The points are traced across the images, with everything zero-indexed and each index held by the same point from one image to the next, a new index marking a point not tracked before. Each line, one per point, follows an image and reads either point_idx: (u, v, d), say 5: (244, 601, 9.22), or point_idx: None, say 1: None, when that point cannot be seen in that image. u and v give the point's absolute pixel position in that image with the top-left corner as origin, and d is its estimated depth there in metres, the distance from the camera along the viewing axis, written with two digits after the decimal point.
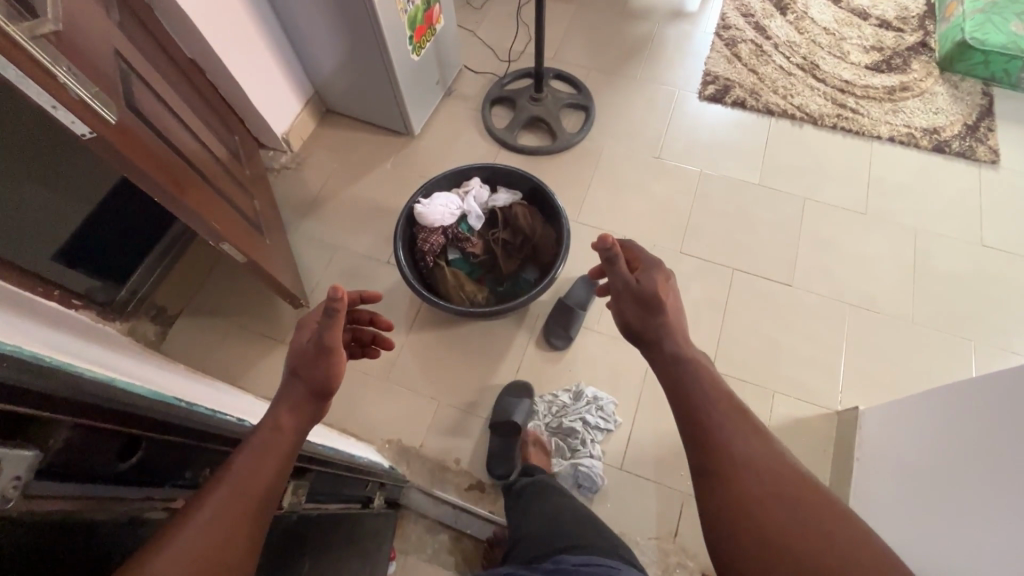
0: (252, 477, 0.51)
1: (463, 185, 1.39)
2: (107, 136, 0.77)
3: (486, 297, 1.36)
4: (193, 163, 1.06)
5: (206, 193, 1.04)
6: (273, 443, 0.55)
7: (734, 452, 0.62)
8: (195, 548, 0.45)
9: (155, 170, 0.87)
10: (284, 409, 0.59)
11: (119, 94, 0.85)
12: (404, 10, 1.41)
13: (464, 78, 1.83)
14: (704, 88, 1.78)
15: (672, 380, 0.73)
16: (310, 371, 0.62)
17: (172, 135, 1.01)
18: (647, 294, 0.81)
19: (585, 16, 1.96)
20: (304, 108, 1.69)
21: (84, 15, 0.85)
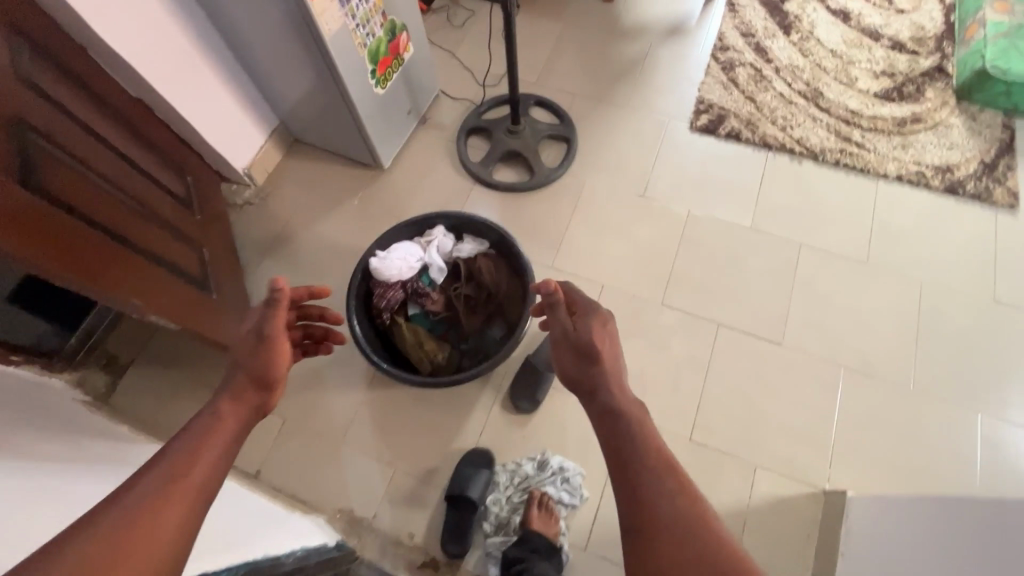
0: (200, 447, 0.65)
1: (425, 233, 1.30)
2: None
3: (448, 357, 1.26)
4: (115, 229, 0.97)
5: (126, 262, 0.96)
6: (214, 428, 0.68)
7: (660, 511, 0.61)
8: (148, 492, 0.58)
9: (51, 258, 0.81)
10: (227, 398, 0.72)
11: (6, 172, 0.76)
12: (364, 43, 1.30)
13: (440, 104, 1.72)
14: (696, 118, 1.65)
15: (607, 428, 0.72)
16: (255, 360, 0.76)
17: (80, 203, 0.91)
18: (581, 342, 0.81)
19: (573, 36, 1.84)
20: (268, 140, 1.60)
21: None
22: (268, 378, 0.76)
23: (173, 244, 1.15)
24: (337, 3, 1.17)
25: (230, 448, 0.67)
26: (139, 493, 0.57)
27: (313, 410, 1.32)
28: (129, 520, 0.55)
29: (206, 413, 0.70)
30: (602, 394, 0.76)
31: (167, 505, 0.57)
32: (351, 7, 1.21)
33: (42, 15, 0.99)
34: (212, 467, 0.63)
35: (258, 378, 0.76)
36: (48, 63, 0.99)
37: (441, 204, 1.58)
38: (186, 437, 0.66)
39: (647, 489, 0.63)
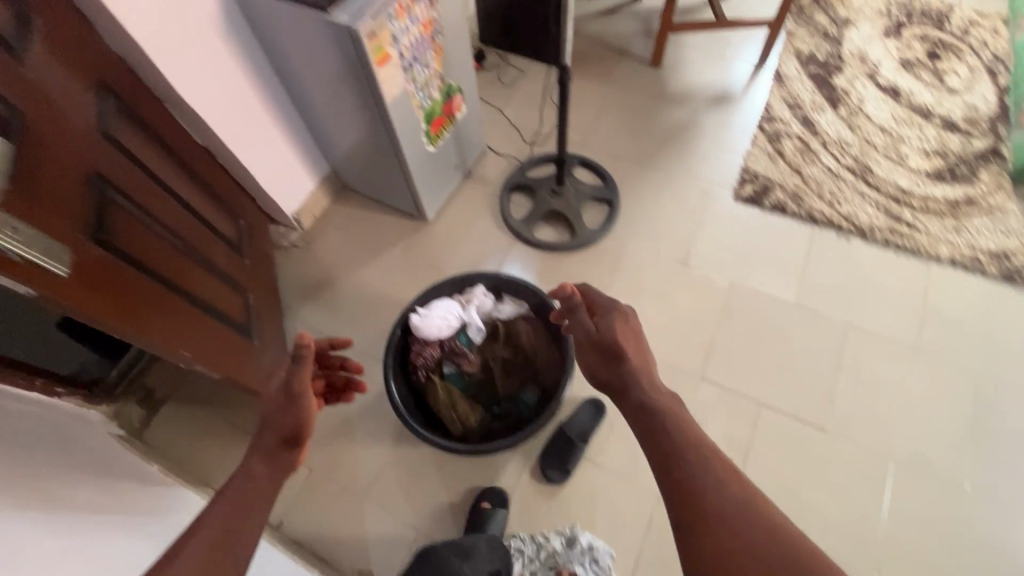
0: (232, 521, 0.64)
1: (466, 291, 1.30)
2: (59, 297, 0.73)
3: (480, 419, 1.24)
4: (170, 279, 1.00)
5: (178, 312, 0.99)
6: (248, 495, 0.66)
7: (705, 502, 0.61)
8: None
9: (112, 315, 0.82)
10: (258, 457, 0.69)
11: (82, 228, 0.79)
12: (421, 105, 1.33)
13: (486, 159, 1.76)
14: (741, 188, 1.64)
15: (643, 426, 0.71)
16: (286, 417, 0.72)
17: (143, 254, 0.94)
18: (605, 341, 0.84)
19: (619, 99, 1.87)
20: (318, 186, 1.65)
21: (53, 140, 0.79)
22: (296, 437, 0.72)
23: (222, 289, 1.18)
24: (401, 71, 1.20)
25: (262, 520, 0.66)
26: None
27: (340, 462, 1.31)
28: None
29: (238, 476, 0.67)
30: (632, 392, 0.75)
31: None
32: (413, 74, 1.25)
33: (127, 74, 1.06)
34: (243, 546, 0.63)
35: (290, 439, 0.71)
36: (127, 119, 1.04)
37: (480, 259, 1.59)
38: (218, 509, 0.64)
39: (690, 478, 0.64)
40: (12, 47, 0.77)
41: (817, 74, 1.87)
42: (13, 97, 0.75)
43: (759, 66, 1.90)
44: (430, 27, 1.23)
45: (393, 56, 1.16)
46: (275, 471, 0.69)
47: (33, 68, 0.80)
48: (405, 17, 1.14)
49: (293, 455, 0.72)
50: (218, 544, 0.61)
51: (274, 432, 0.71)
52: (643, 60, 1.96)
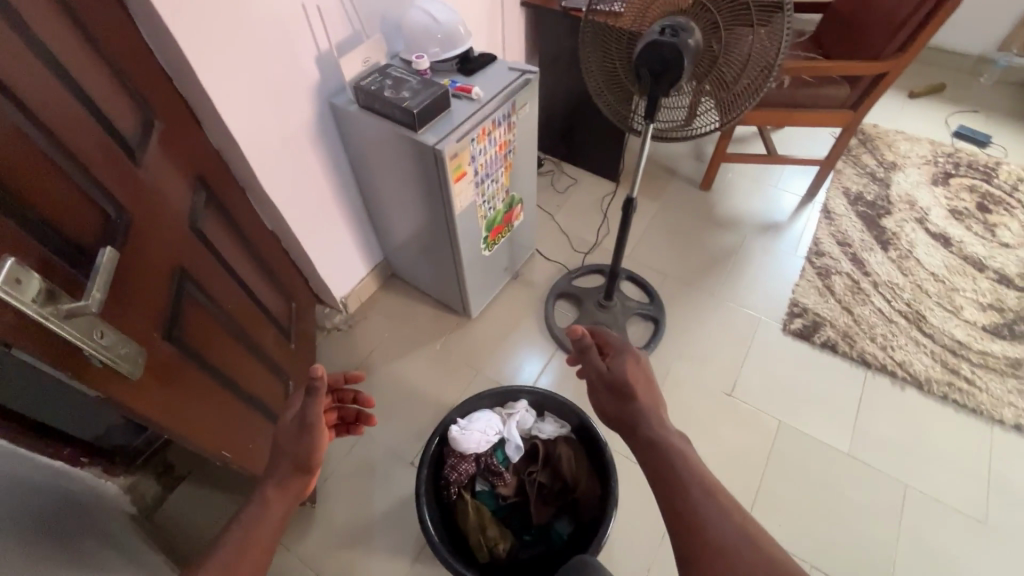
0: (239, 554, 0.66)
1: (507, 405, 1.27)
2: (122, 401, 0.70)
3: (509, 549, 1.15)
4: (225, 373, 0.98)
5: (228, 409, 0.97)
6: (258, 531, 0.69)
7: (711, 540, 0.61)
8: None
9: (167, 419, 0.78)
10: (271, 486, 0.73)
11: (158, 327, 0.79)
12: (484, 215, 1.37)
13: (534, 262, 1.79)
14: (790, 321, 1.62)
15: (650, 463, 0.72)
16: (295, 447, 0.74)
17: (206, 348, 0.93)
18: (617, 380, 0.85)
19: (669, 217, 1.92)
20: (369, 272, 1.68)
21: (147, 233, 0.82)
22: (308, 466, 0.75)
23: (266, 377, 1.16)
24: (473, 185, 1.25)
25: (263, 558, 0.68)
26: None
27: (352, 572, 1.22)
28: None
29: (253, 503, 0.71)
30: (642, 428, 0.77)
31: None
32: (483, 188, 1.30)
33: (219, 161, 1.13)
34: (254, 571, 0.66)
35: (301, 465, 0.74)
36: (210, 208, 1.08)
37: (521, 365, 1.56)
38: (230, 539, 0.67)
39: (695, 512, 0.63)
40: (133, 152, 0.84)
41: (866, 214, 1.90)
42: (126, 199, 0.78)
43: (808, 200, 1.94)
44: (505, 147, 1.30)
45: (469, 172, 1.21)
46: (285, 494, 0.73)
47: (145, 171, 0.85)
48: (485, 139, 1.21)
49: (303, 483, 0.76)
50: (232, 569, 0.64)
51: (288, 460, 0.74)
52: (694, 182, 2.02)
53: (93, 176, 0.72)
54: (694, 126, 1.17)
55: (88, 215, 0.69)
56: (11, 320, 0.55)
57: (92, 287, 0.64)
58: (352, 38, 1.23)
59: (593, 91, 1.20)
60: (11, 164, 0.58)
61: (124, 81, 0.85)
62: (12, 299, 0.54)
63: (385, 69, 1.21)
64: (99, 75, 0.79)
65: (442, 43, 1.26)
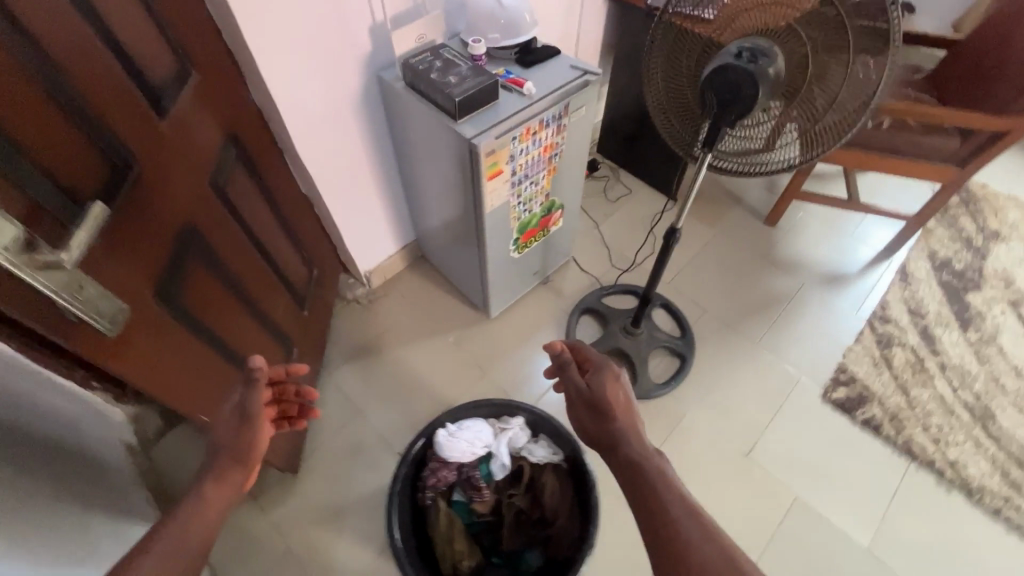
0: (178, 543, 0.64)
1: (503, 419, 1.21)
2: (94, 354, 0.70)
3: (473, 567, 1.11)
4: (219, 336, 0.98)
5: (216, 372, 0.97)
6: (199, 519, 0.67)
7: (690, 557, 0.61)
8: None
9: (141, 376, 0.78)
10: (210, 480, 0.70)
11: (150, 282, 0.78)
12: (518, 217, 1.30)
13: (568, 270, 1.70)
14: (832, 389, 1.46)
15: (630, 485, 0.71)
16: (234, 441, 0.73)
17: (203, 309, 0.92)
18: (596, 400, 0.82)
19: (723, 249, 1.77)
20: (398, 251, 1.65)
21: (157, 186, 0.80)
22: (247, 459, 0.73)
23: (268, 343, 1.16)
24: (508, 185, 1.18)
25: (204, 546, 0.66)
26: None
27: (318, 550, 1.22)
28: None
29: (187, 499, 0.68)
30: (622, 448, 0.75)
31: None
32: (520, 189, 1.22)
33: (256, 119, 1.11)
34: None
35: (240, 459, 0.73)
36: (239, 167, 1.06)
37: (531, 376, 1.50)
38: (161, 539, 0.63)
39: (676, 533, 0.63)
40: (158, 101, 0.82)
41: (950, 284, 1.68)
42: (139, 149, 0.77)
43: (885, 257, 1.74)
44: (551, 150, 1.21)
45: (505, 172, 1.14)
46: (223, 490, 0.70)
47: (169, 124, 0.84)
48: (528, 139, 1.13)
49: (242, 476, 0.74)
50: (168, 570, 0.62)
51: (228, 455, 0.72)
52: (759, 214, 1.86)
53: (103, 123, 0.70)
54: (767, 158, 1.02)
55: (90, 162, 0.68)
56: None
57: (73, 241, 0.61)
58: (411, 12, 1.17)
59: (653, 108, 1.08)
60: (9, 104, 0.57)
61: (162, 28, 0.83)
62: None
63: (438, 49, 1.15)
64: (134, 20, 0.77)
65: (504, 30, 1.19)
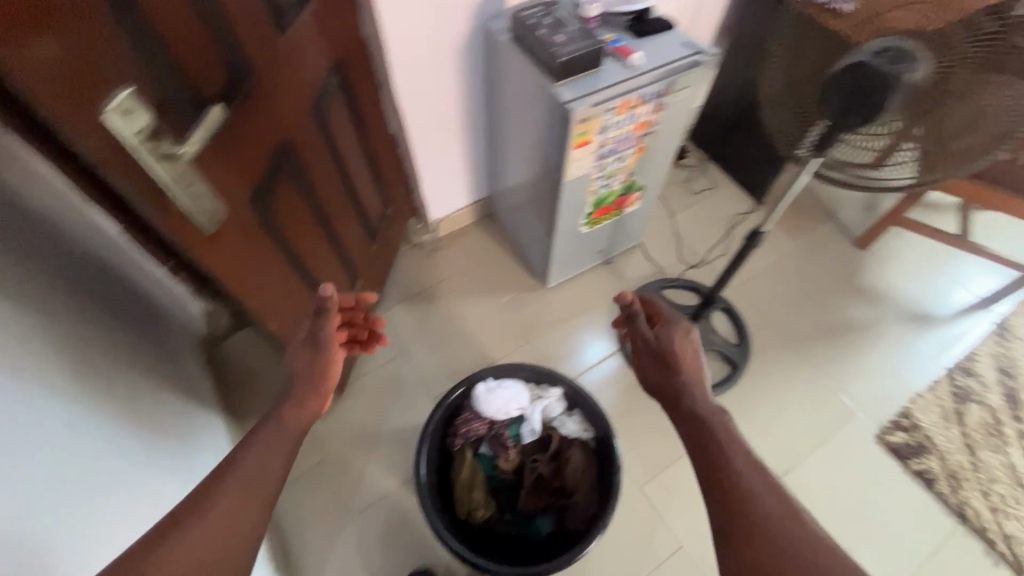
0: (260, 466, 0.65)
1: (542, 386, 1.22)
2: (187, 244, 0.76)
3: (486, 517, 1.15)
4: (295, 252, 1.03)
5: (287, 285, 1.03)
6: (275, 444, 0.69)
7: (751, 510, 0.63)
8: (217, 522, 0.58)
9: (224, 273, 0.84)
10: (287, 409, 0.72)
11: (248, 190, 0.84)
12: (595, 191, 1.28)
13: (632, 255, 1.67)
14: (890, 432, 1.37)
15: (694, 437, 0.73)
16: (310, 370, 0.76)
17: (285, 223, 0.98)
18: (663, 352, 0.83)
19: (803, 264, 1.66)
20: (469, 204, 1.67)
21: (267, 100, 0.84)
22: (323, 387, 0.77)
23: (334, 268, 1.21)
24: (594, 157, 1.15)
25: (285, 466, 0.68)
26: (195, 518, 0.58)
27: (349, 468, 1.31)
28: (200, 548, 0.56)
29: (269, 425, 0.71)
30: (686, 402, 0.77)
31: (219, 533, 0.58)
32: (604, 163, 1.19)
33: (362, 51, 1.13)
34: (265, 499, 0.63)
35: (318, 380, 0.76)
36: (339, 96, 1.10)
37: (576, 352, 1.50)
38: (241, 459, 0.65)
39: (741, 488, 0.65)
40: (279, 18, 0.85)
41: None
42: (257, 64, 0.81)
43: (985, 306, 1.58)
44: (645, 127, 1.17)
45: (594, 142, 1.11)
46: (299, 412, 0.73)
47: (287, 43, 0.87)
48: (624, 113, 1.09)
49: (316, 407, 0.76)
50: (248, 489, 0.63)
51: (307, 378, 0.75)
52: (850, 234, 1.73)
53: (231, 31, 0.74)
54: (878, 174, 0.92)
55: (213, 68, 0.72)
56: (106, 139, 0.60)
57: (191, 137, 0.66)
58: None
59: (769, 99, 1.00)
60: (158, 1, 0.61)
61: None
62: (116, 127, 0.59)
63: (551, 5, 1.12)
64: None
65: None
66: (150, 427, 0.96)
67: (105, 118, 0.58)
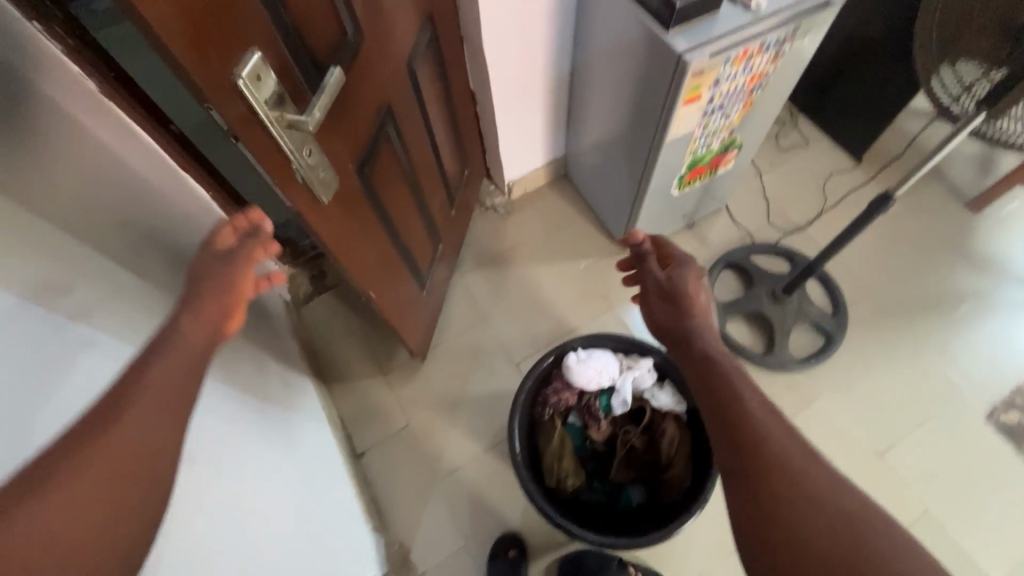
0: (164, 372, 0.47)
1: (632, 356, 1.18)
2: (304, 214, 0.73)
3: (576, 486, 1.15)
4: (390, 219, 1.01)
5: (383, 252, 1.01)
6: (182, 345, 0.50)
7: (770, 453, 0.56)
8: (126, 449, 0.40)
9: (334, 244, 0.82)
10: (187, 311, 0.55)
11: (354, 157, 0.81)
12: (694, 151, 1.18)
13: (717, 219, 1.57)
14: (1002, 411, 1.29)
15: (701, 377, 0.70)
16: (217, 277, 0.60)
17: (383, 189, 0.95)
18: (675, 292, 0.84)
19: (907, 228, 1.53)
20: (545, 165, 1.60)
21: (371, 59, 0.79)
22: (234, 300, 0.61)
23: (420, 235, 1.18)
24: (700, 114, 1.06)
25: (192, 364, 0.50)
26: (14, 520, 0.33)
27: (435, 434, 1.33)
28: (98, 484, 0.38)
29: (162, 366, 0.47)
30: (698, 342, 0.76)
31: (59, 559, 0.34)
32: (709, 120, 1.10)
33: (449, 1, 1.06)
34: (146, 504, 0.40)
35: (228, 301, 0.60)
36: (428, 51, 1.04)
37: None
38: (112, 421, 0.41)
39: (750, 422, 0.60)
40: None
41: None
42: (364, 19, 0.75)
43: None
44: (758, 79, 1.06)
45: (703, 98, 1.02)
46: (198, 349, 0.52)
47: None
48: (741, 64, 0.99)
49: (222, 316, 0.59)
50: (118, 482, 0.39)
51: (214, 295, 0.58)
52: (961, 195, 1.57)
53: None
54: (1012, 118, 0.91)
55: (327, 26, 0.67)
56: (237, 105, 0.57)
57: (315, 105, 0.62)
58: None
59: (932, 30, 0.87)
60: None
61: None
62: (249, 92, 0.56)
63: None
64: None
65: None
66: (263, 397, 0.99)
67: (240, 82, 0.56)
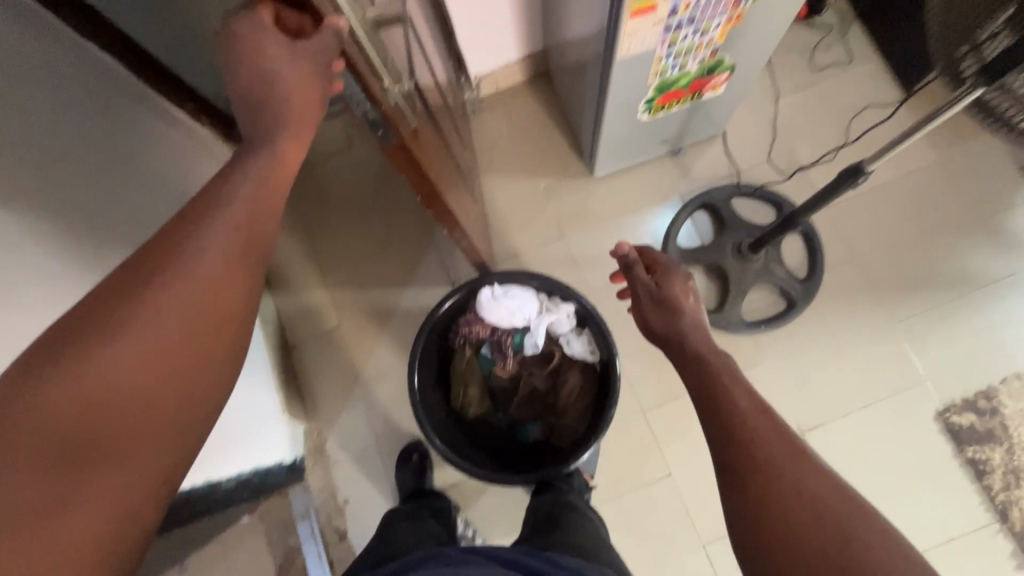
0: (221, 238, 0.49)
1: (553, 298, 1.10)
2: (404, 145, 0.67)
3: (477, 414, 1.17)
4: (444, 137, 0.96)
5: (450, 171, 0.94)
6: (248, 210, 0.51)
7: (755, 451, 0.56)
8: (158, 332, 0.45)
9: (422, 180, 0.76)
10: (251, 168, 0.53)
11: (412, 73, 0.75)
12: (661, 73, 0.98)
13: (708, 148, 1.36)
14: (957, 411, 1.18)
15: (697, 383, 0.65)
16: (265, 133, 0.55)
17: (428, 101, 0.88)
18: (666, 295, 0.75)
19: (934, 186, 1.28)
20: (520, 60, 1.38)
21: None
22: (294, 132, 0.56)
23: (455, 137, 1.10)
24: (661, 29, 0.85)
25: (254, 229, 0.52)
26: (52, 430, 0.39)
27: (364, 341, 1.36)
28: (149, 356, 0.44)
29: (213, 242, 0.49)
30: (690, 343, 0.69)
31: (100, 472, 0.40)
32: (676, 36, 0.88)
33: None
34: (197, 395, 0.47)
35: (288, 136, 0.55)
36: None
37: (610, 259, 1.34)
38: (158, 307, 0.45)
39: (744, 424, 0.58)
40: None
41: None
42: None
43: None
44: None
45: (661, 9, 0.81)
46: (257, 210, 0.52)
47: None
48: None
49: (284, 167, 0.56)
50: (146, 391, 0.44)
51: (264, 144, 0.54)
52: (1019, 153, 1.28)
53: None
54: None
55: None
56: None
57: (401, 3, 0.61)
58: None
59: None
60: None
61: None
62: None
63: None
64: None
65: None
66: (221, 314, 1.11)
67: None
